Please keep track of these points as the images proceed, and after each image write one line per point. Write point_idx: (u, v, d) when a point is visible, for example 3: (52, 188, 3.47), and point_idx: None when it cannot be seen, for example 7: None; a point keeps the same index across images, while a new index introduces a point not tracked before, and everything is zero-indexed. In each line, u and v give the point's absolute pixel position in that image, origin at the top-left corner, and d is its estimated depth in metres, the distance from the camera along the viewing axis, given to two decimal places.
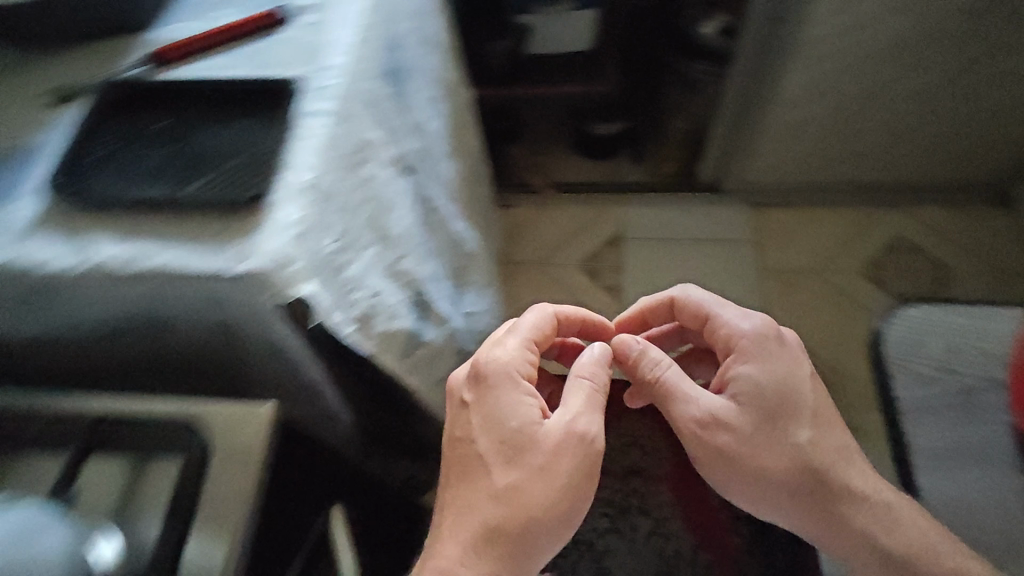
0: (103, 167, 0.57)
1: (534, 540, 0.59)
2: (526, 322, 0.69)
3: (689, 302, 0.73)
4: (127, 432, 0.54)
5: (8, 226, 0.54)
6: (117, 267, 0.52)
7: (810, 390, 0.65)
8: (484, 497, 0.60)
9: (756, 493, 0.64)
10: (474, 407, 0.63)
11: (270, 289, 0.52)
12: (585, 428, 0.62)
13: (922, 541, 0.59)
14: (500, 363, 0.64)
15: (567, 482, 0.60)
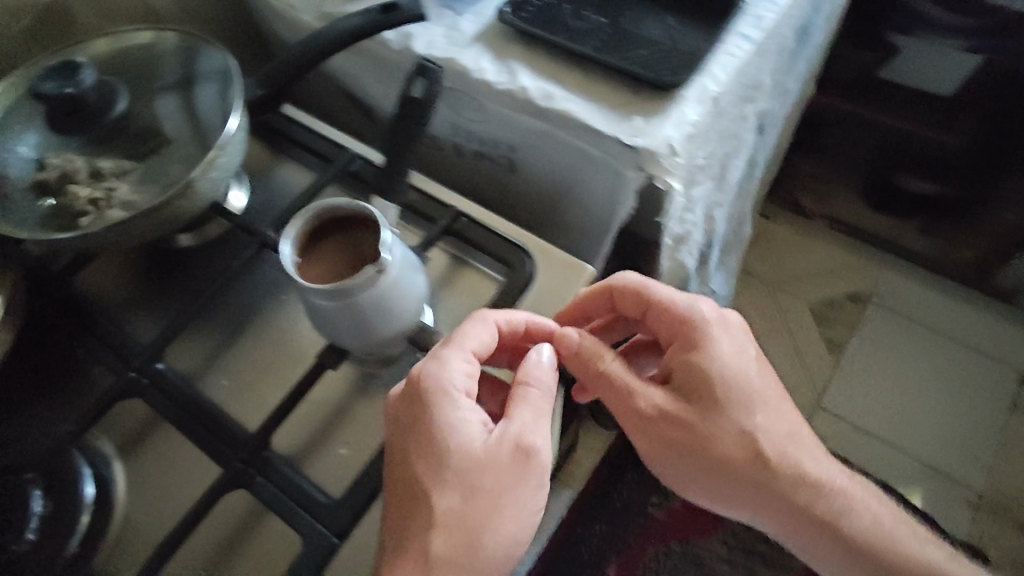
0: (545, 9, 0.63)
1: (486, 565, 0.47)
2: (465, 334, 0.50)
3: (630, 284, 0.56)
4: (472, 233, 0.59)
5: (459, 31, 0.63)
6: (532, 97, 0.58)
7: (739, 372, 0.54)
8: (433, 525, 0.46)
9: (726, 486, 0.57)
10: (412, 439, 0.47)
11: (652, 169, 0.54)
12: (533, 445, 0.48)
13: (862, 523, 0.56)
14: (445, 375, 0.48)
15: (510, 496, 0.47)
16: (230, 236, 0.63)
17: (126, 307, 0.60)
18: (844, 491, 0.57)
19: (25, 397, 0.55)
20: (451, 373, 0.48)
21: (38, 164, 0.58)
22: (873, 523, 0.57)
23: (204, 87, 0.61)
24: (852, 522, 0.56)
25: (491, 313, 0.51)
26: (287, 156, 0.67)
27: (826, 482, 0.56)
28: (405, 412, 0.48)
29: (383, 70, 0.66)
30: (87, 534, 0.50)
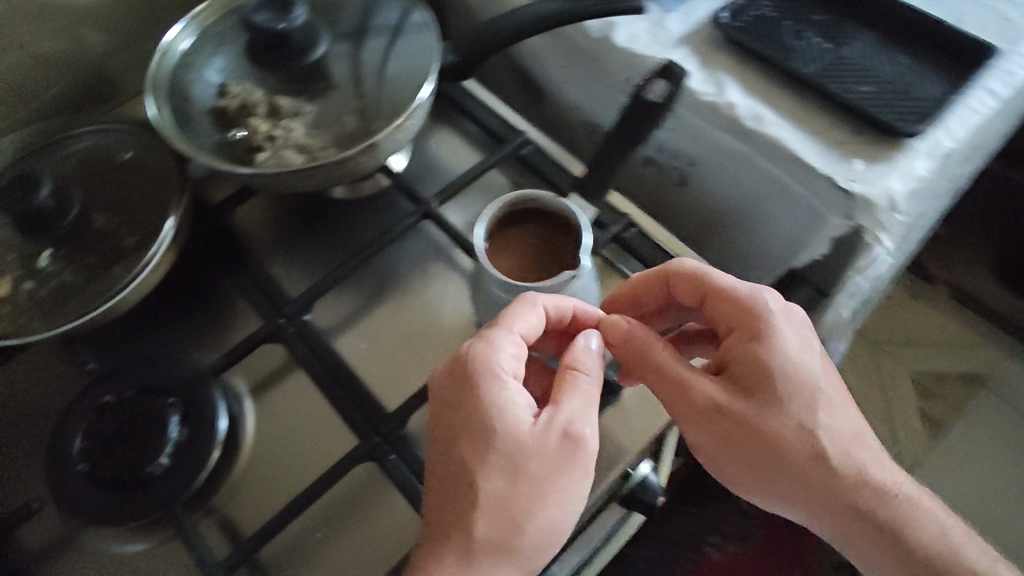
0: (764, 21, 0.58)
1: (526, 554, 0.41)
2: (513, 314, 0.44)
3: (688, 269, 0.49)
4: (638, 245, 0.56)
5: (665, 29, 0.59)
6: (740, 114, 0.54)
7: (807, 370, 0.45)
8: (477, 507, 0.41)
9: (792, 498, 0.46)
10: (457, 420, 0.42)
11: (865, 220, 0.49)
12: (585, 434, 0.42)
13: (919, 529, 0.44)
14: (493, 357, 0.43)
15: (559, 486, 0.42)
16: (385, 196, 0.62)
17: (274, 248, 0.59)
18: (908, 496, 0.45)
19: (173, 316, 0.56)
20: (500, 355, 0.44)
21: (220, 90, 0.58)
22: (941, 533, 0.44)
23: (393, 43, 0.60)
24: (914, 529, 0.44)
25: (541, 295, 0.44)
26: (454, 126, 0.65)
27: (887, 484, 0.45)
28: (448, 392, 0.44)
29: (571, 55, 0.63)
30: (215, 470, 0.50)
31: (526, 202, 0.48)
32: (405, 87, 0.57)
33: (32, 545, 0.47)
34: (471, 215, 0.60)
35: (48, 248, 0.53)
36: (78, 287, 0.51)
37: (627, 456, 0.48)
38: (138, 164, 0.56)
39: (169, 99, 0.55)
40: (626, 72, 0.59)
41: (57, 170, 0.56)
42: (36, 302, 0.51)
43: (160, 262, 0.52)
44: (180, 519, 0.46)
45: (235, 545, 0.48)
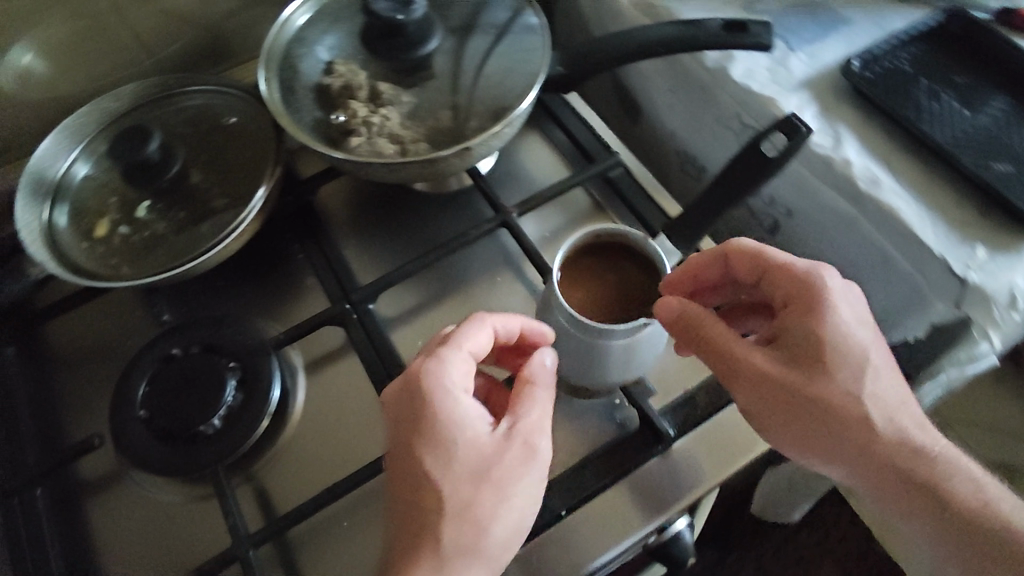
0: (898, 75, 0.54)
1: (493, 557, 0.40)
2: (462, 333, 0.44)
3: (746, 247, 0.46)
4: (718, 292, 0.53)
5: (787, 70, 0.56)
6: (857, 173, 0.50)
7: (859, 344, 0.42)
8: (443, 515, 0.39)
9: (834, 456, 0.43)
10: (413, 435, 0.41)
11: (977, 314, 0.46)
12: (543, 442, 0.42)
13: (959, 489, 0.41)
14: (444, 374, 0.42)
15: (518, 494, 0.40)
16: (465, 195, 0.61)
17: (351, 231, 0.60)
18: (949, 457, 0.41)
19: (247, 279, 0.58)
20: (450, 372, 0.42)
21: (327, 68, 0.58)
22: (979, 492, 0.41)
23: (502, 44, 0.59)
24: (952, 488, 0.41)
25: (490, 314, 0.45)
26: (546, 136, 0.64)
27: (929, 445, 0.42)
28: (398, 410, 0.42)
29: (681, 81, 0.60)
30: (260, 440, 0.51)
31: (609, 235, 0.45)
32: (506, 92, 0.56)
33: (86, 478, 0.50)
34: (548, 230, 0.59)
35: (145, 198, 0.55)
36: (166, 241, 0.53)
37: (665, 511, 0.46)
38: (239, 130, 0.58)
39: (279, 71, 0.57)
40: (735, 108, 0.57)
41: (166, 124, 0.58)
42: (127, 248, 0.53)
43: (245, 229, 0.53)
44: (222, 482, 0.47)
45: (267, 517, 0.49)
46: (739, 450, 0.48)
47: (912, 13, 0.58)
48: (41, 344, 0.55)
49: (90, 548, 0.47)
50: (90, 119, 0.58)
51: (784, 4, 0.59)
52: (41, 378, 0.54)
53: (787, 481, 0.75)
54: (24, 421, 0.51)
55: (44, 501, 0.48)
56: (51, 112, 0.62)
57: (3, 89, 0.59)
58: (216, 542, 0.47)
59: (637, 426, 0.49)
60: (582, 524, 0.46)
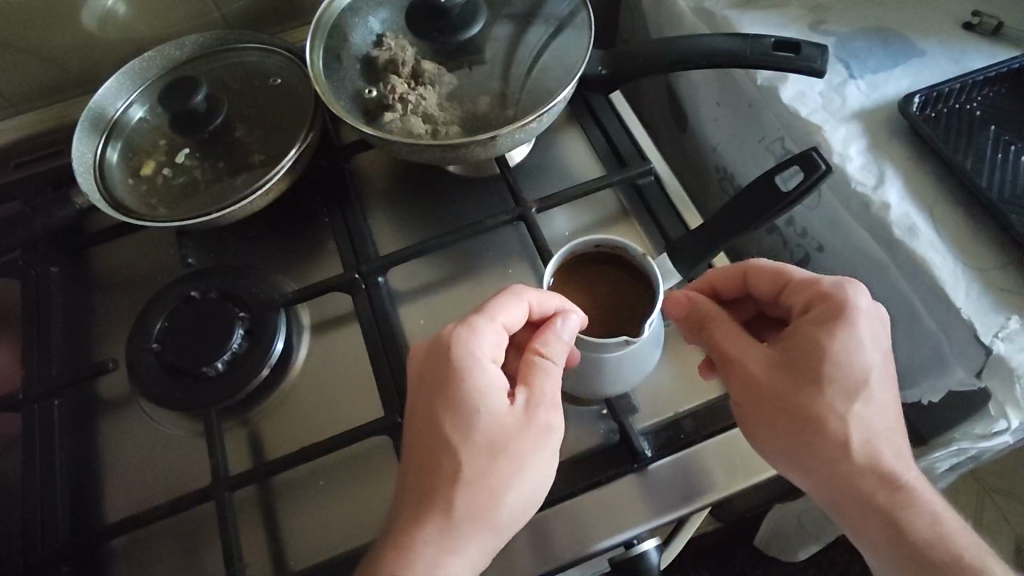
0: (961, 119, 0.50)
1: (500, 530, 0.40)
2: (498, 305, 0.43)
3: (766, 264, 0.46)
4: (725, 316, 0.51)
5: (841, 97, 0.52)
6: (898, 221, 0.47)
7: (864, 364, 0.41)
8: (456, 482, 0.40)
9: (806, 467, 0.42)
10: (437, 399, 0.41)
11: (997, 389, 0.42)
12: (557, 417, 0.42)
13: (916, 518, 0.40)
14: (474, 344, 0.42)
15: (532, 470, 0.41)
16: (492, 182, 0.61)
17: (378, 202, 0.62)
18: (920, 491, 0.41)
19: (272, 233, 0.60)
20: (481, 342, 0.42)
21: (376, 41, 0.59)
22: (937, 525, 0.41)
23: (551, 35, 0.58)
24: (910, 518, 0.40)
25: (527, 288, 0.43)
26: (585, 132, 0.62)
27: (900, 476, 0.41)
28: (424, 376, 0.42)
29: (730, 95, 0.58)
30: (260, 389, 0.53)
31: (612, 248, 0.47)
32: (545, 85, 0.55)
33: (104, 396, 0.54)
34: (571, 229, 0.58)
35: (187, 145, 0.58)
36: (201, 188, 0.56)
37: (627, 531, 0.45)
38: (285, 90, 0.60)
39: (327, 38, 0.58)
40: (780, 131, 0.55)
41: (219, 78, 0.61)
42: (166, 190, 0.56)
43: (272, 187, 0.55)
44: (212, 422, 0.50)
45: (254, 461, 0.52)
46: (718, 480, 0.46)
47: (996, 52, 0.53)
48: (83, 268, 0.60)
49: (96, 462, 0.51)
50: (151, 64, 0.61)
51: (854, 27, 0.56)
52: (78, 299, 0.58)
53: (792, 523, 0.74)
54: (56, 335, 0.55)
55: (58, 412, 0.52)
56: (125, 53, 0.66)
57: (88, 31, 0.63)
58: (202, 476, 0.50)
59: (618, 440, 0.48)
60: (547, 526, 0.46)
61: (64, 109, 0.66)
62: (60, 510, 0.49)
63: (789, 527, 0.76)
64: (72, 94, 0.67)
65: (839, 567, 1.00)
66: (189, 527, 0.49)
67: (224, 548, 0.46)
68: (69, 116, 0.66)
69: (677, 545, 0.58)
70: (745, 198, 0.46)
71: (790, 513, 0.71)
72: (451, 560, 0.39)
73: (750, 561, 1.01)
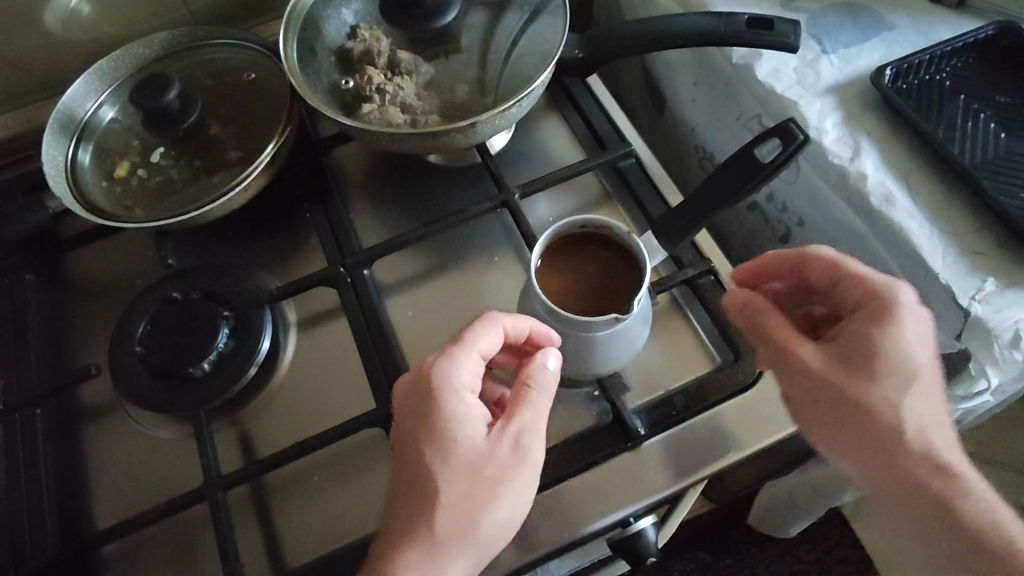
0: (932, 89, 0.51)
1: (479, 549, 0.40)
2: (471, 330, 0.43)
3: (818, 253, 0.46)
4: (711, 294, 0.51)
5: (816, 72, 0.53)
6: (875, 192, 0.48)
7: (914, 359, 0.42)
8: (437, 507, 0.39)
9: (860, 454, 0.43)
10: (416, 429, 0.41)
11: (976, 348, 0.43)
12: (537, 445, 0.42)
13: (970, 508, 0.41)
14: (451, 372, 0.42)
15: (508, 497, 0.40)
16: (473, 171, 0.61)
17: (359, 196, 0.61)
18: (966, 477, 0.42)
19: (252, 231, 0.60)
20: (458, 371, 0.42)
21: (351, 32, 0.58)
22: (990, 515, 0.41)
23: (527, 21, 0.58)
24: (965, 507, 0.41)
25: (501, 314, 0.43)
26: (564, 118, 0.62)
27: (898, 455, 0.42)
28: (405, 403, 0.42)
29: (707, 75, 0.59)
30: (248, 388, 0.53)
31: (597, 229, 0.47)
32: (521, 70, 0.55)
33: (87, 403, 0.53)
34: (554, 215, 0.58)
35: (162, 145, 0.57)
36: (177, 188, 0.55)
37: (621, 511, 0.46)
38: (260, 85, 0.59)
39: (301, 31, 0.57)
40: (757, 108, 0.55)
41: (192, 75, 0.60)
42: (141, 191, 0.55)
43: (250, 183, 0.54)
44: (201, 423, 0.49)
45: (245, 461, 0.51)
46: (710, 456, 0.46)
47: (963, 22, 0.54)
48: (59, 275, 0.58)
49: (83, 472, 0.51)
50: (120, 64, 0.60)
51: (826, 3, 0.57)
52: (56, 307, 0.57)
53: (785, 498, 0.75)
54: (35, 344, 0.54)
55: (41, 421, 0.51)
56: (94, 55, 0.65)
57: (52, 31, 0.61)
58: (192, 479, 0.49)
59: (611, 420, 0.48)
60: (545, 508, 0.46)
61: (32, 113, 0.64)
62: (49, 520, 0.48)
63: (782, 502, 0.77)
64: (38, 98, 0.65)
65: (829, 541, 1.02)
66: (183, 529, 0.48)
67: (221, 546, 0.46)
68: (37, 120, 0.64)
69: (673, 523, 0.59)
70: (725, 177, 0.46)
71: (782, 489, 0.72)
72: None
73: (743, 540, 1.03)
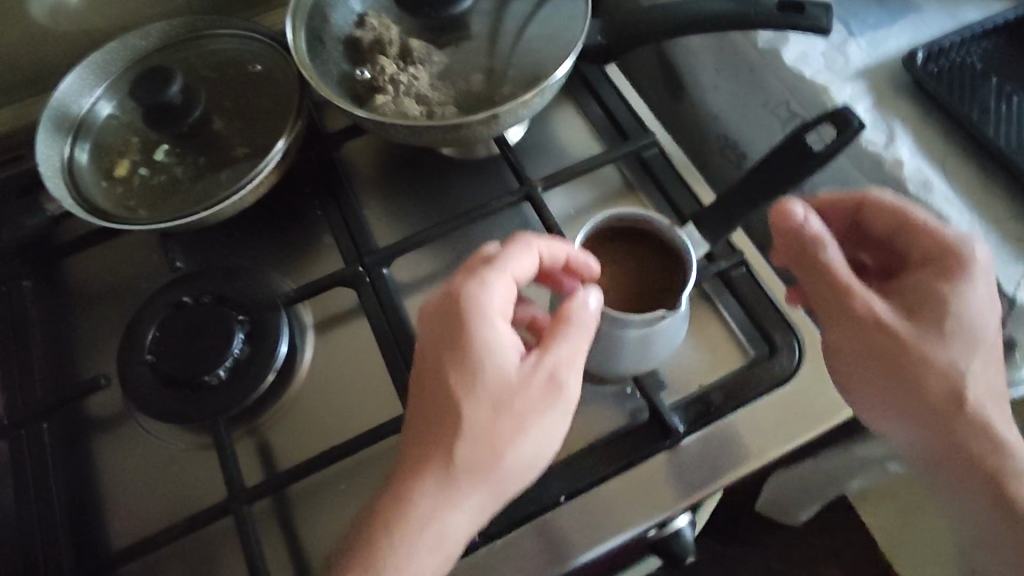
0: (964, 72, 0.50)
1: (503, 484, 0.39)
2: (507, 254, 0.41)
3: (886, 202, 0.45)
4: (745, 287, 0.50)
5: (844, 56, 0.52)
6: (913, 179, 0.47)
7: (982, 323, 0.41)
8: (457, 437, 0.38)
9: (909, 415, 0.42)
10: (442, 354, 0.39)
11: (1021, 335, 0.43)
12: (571, 381, 0.40)
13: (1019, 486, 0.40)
14: (485, 296, 0.40)
15: (536, 432, 0.39)
16: (490, 163, 0.59)
17: (372, 191, 0.59)
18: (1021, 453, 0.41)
19: (262, 230, 0.57)
20: (492, 293, 0.40)
21: (359, 20, 0.56)
22: None
23: (544, 6, 0.55)
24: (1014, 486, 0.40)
25: (538, 239, 0.42)
26: (581, 107, 0.61)
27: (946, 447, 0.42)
28: (431, 327, 0.40)
29: (729, 62, 0.57)
30: (266, 395, 0.50)
31: (635, 223, 0.46)
32: (543, 58, 0.53)
33: (95, 416, 0.50)
34: (576, 208, 0.56)
35: (166, 142, 0.54)
36: (183, 186, 0.52)
37: (660, 513, 0.44)
38: (266, 77, 0.56)
39: (307, 19, 0.55)
40: (785, 95, 0.54)
41: (192, 68, 0.57)
42: (145, 191, 0.52)
43: (262, 180, 0.51)
44: (220, 434, 0.47)
45: (267, 472, 0.49)
46: (750, 451, 0.45)
47: (989, 4, 0.53)
48: (59, 281, 0.55)
49: (96, 489, 0.48)
50: (115, 56, 0.56)
51: None
52: (57, 315, 0.54)
53: (802, 488, 0.75)
54: (36, 355, 0.51)
55: (49, 436, 0.49)
56: (86, 47, 0.62)
57: (39, 22, 0.58)
58: (214, 493, 0.47)
59: (646, 419, 0.47)
60: (581, 512, 0.45)
61: (20, 110, 0.61)
62: (63, 541, 0.46)
63: (797, 491, 0.77)
64: (26, 94, 0.62)
65: (835, 526, 1.03)
66: (206, 545, 0.46)
67: (249, 562, 0.44)
68: (26, 117, 0.61)
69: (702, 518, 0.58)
70: (764, 170, 0.44)
71: (801, 479, 0.72)
72: (454, 511, 0.38)
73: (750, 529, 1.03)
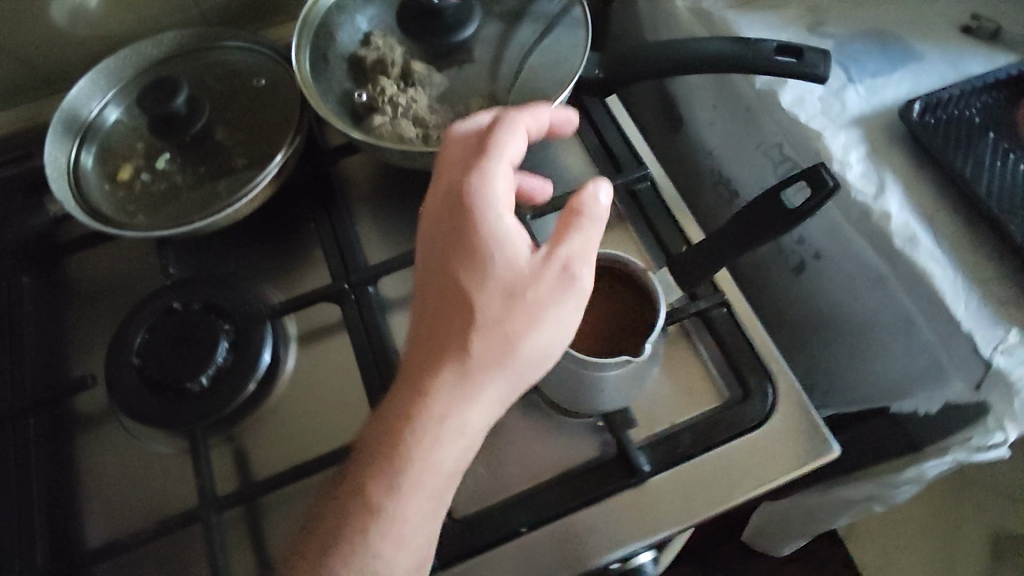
0: (960, 126, 0.49)
1: (519, 374, 0.38)
2: (501, 139, 0.40)
3: None
4: (723, 327, 0.50)
5: (841, 102, 0.52)
6: (901, 233, 0.46)
7: None
8: (472, 326, 0.37)
9: None
10: (449, 251, 0.39)
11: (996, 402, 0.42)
12: (585, 271, 0.39)
13: None
14: (484, 185, 0.39)
15: (552, 318, 0.38)
16: None
17: (366, 207, 0.60)
18: None
19: (257, 240, 0.58)
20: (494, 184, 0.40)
21: (364, 40, 0.57)
22: None
23: (546, 35, 0.56)
24: None
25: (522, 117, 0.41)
26: (578, 134, 0.61)
27: None
28: (436, 223, 0.40)
29: (728, 99, 0.58)
30: (246, 403, 0.52)
31: (612, 262, 0.46)
32: (539, 87, 0.53)
33: (83, 413, 0.52)
34: None
35: (169, 150, 0.56)
36: (181, 194, 0.54)
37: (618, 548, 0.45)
38: (269, 90, 0.58)
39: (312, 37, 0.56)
40: (779, 137, 0.54)
41: (200, 77, 0.59)
42: (144, 196, 0.54)
43: (257, 194, 0.53)
44: (198, 439, 0.48)
45: (241, 480, 0.50)
46: (717, 494, 0.45)
47: (995, 57, 0.53)
48: (58, 278, 0.57)
49: (77, 483, 0.50)
50: (127, 63, 0.58)
51: (853, 31, 0.55)
52: (54, 311, 0.56)
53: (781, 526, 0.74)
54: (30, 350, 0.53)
55: (36, 430, 0.50)
56: (104, 50, 0.64)
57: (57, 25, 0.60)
58: (187, 496, 0.48)
59: (613, 454, 0.47)
60: (540, 542, 0.45)
61: (35, 109, 0.63)
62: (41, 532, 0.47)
63: (776, 527, 0.76)
64: (42, 93, 0.64)
65: (818, 561, 1.02)
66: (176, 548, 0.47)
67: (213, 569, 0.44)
68: (40, 117, 0.63)
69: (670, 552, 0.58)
70: (750, 220, 0.44)
71: (779, 516, 0.71)
72: (473, 405, 0.37)
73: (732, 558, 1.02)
